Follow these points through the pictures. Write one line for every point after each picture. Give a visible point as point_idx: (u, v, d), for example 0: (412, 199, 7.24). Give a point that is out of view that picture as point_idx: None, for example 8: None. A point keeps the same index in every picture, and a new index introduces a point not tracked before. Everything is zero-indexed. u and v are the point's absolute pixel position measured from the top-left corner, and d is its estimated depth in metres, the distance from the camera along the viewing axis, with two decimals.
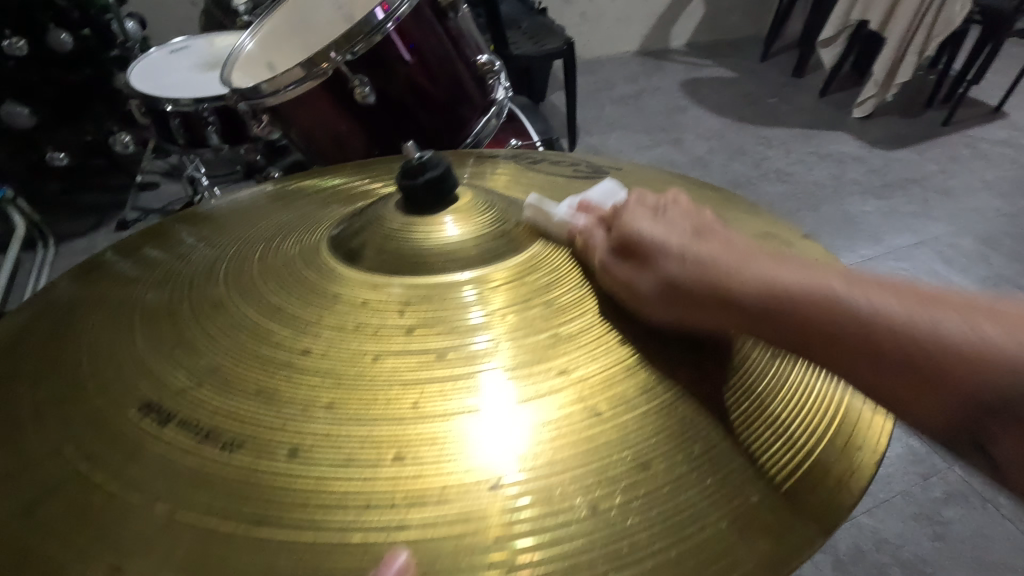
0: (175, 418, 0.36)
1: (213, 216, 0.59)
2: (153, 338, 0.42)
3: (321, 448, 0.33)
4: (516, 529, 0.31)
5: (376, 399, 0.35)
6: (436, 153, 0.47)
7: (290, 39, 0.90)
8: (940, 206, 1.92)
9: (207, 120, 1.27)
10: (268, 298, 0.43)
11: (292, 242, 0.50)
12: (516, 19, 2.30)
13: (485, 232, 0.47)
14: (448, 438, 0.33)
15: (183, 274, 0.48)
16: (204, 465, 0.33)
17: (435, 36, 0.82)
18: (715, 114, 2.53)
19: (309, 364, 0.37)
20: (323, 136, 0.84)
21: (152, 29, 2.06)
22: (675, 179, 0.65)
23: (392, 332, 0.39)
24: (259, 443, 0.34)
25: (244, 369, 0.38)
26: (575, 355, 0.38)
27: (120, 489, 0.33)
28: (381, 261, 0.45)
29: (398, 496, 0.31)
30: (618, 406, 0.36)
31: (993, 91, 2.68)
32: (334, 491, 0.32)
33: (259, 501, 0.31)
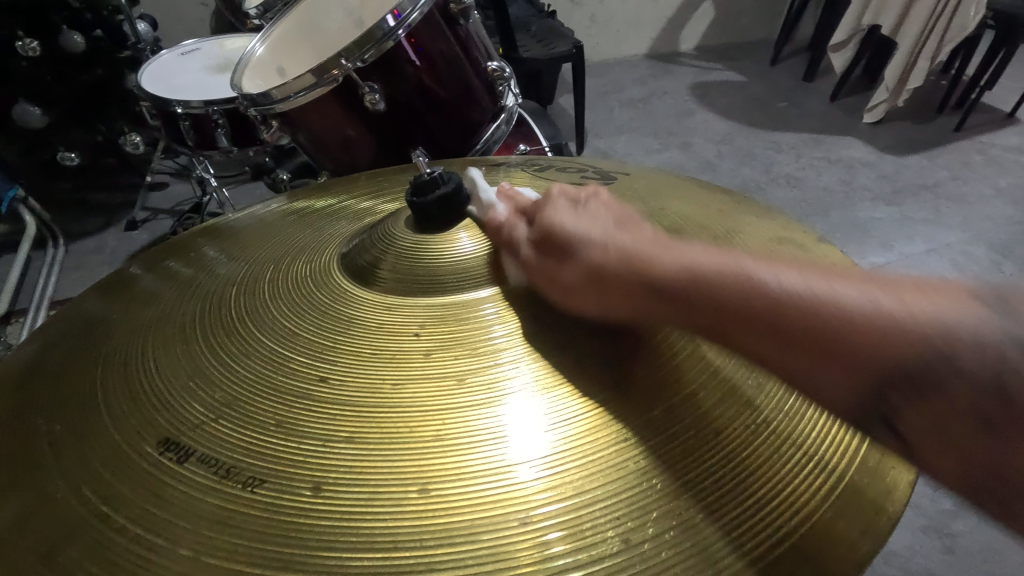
0: (194, 454, 0.35)
1: (232, 227, 0.60)
2: (167, 369, 0.41)
3: (344, 483, 0.33)
4: (565, 557, 0.31)
5: (398, 427, 0.35)
6: (448, 168, 0.47)
7: (300, 44, 0.90)
8: (952, 213, 1.90)
9: (217, 122, 1.27)
10: (282, 324, 0.42)
11: (306, 260, 0.49)
12: (526, 22, 2.30)
13: (499, 246, 0.46)
14: (473, 470, 0.33)
15: (198, 299, 0.48)
16: (226, 505, 0.33)
17: (446, 42, 0.81)
18: (724, 118, 2.52)
19: (327, 392, 0.37)
20: (334, 141, 0.84)
21: (163, 30, 2.07)
22: (688, 187, 0.64)
23: (410, 356, 0.39)
24: (278, 480, 0.33)
25: (262, 400, 0.37)
26: (596, 379, 0.37)
27: (142, 533, 0.33)
28: (396, 280, 0.45)
29: (427, 532, 0.31)
30: (644, 432, 0.35)
31: (1006, 96, 2.65)
32: (357, 525, 0.31)
33: (284, 540, 0.31)
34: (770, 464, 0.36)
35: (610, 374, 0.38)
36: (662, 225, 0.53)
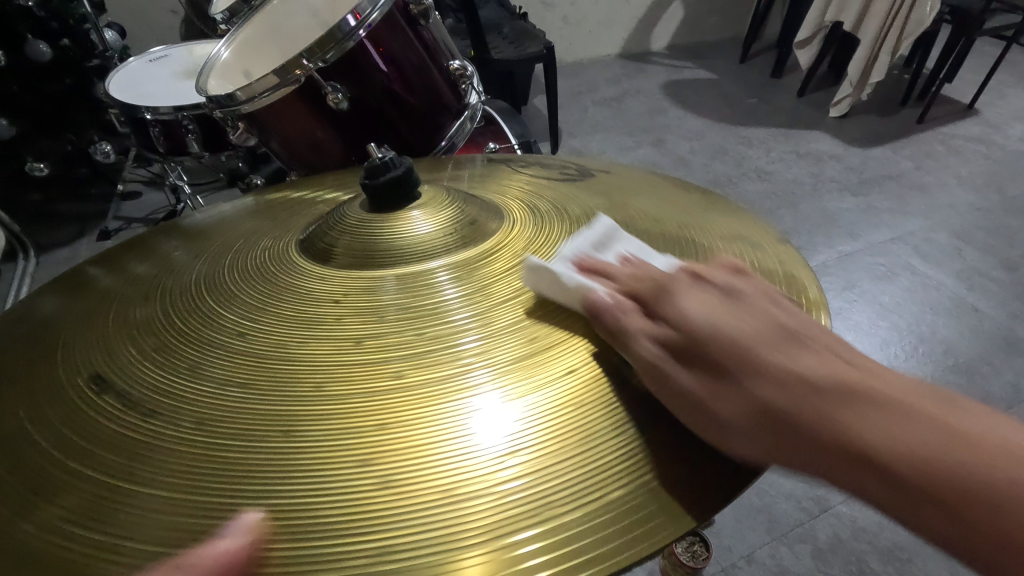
0: (139, 405, 0.38)
1: (198, 224, 0.62)
2: (128, 335, 0.44)
3: (265, 433, 0.35)
4: (467, 491, 0.32)
5: (324, 387, 0.37)
6: (400, 153, 0.49)
7: (263, 46, 0.91)
8: (916, 202, 1.97)
9: (187, 127, 1.27)
10: (237, 296, 0.45)
11: (263, 246, 0.51)
12: (497, 24, 2.32)
13: (448, 223, 0.49)
14: (387, 420, 0.35)
15: (165, 277, 0.50)
16: (160, 449, 0.35)
17: (407, 41, 0.83)
18: (695, 115, 2.57)
19: (267, 355, 0.39)
20: (303, 142, 0.85)
21: (133, 37, 2.06)
22: (658, 184, 0.66)
23: (343, 324, 0.41)
24: (210, 429, 0.36)
25: (209, 360, 0.40)
26: (520, 340, 0.40)
27: (86, 471, 0.35)
28: (348, 257, 0.47)
29: (332, 477, 0.33)
30: (575, 383, 0.37)
31: (966, 88, 2.74)
32: (269, 469, 0.33)
33: (207, 480, 0.33)
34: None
35: (536, 338, 0.40)
36: (620, 215, 0.56)
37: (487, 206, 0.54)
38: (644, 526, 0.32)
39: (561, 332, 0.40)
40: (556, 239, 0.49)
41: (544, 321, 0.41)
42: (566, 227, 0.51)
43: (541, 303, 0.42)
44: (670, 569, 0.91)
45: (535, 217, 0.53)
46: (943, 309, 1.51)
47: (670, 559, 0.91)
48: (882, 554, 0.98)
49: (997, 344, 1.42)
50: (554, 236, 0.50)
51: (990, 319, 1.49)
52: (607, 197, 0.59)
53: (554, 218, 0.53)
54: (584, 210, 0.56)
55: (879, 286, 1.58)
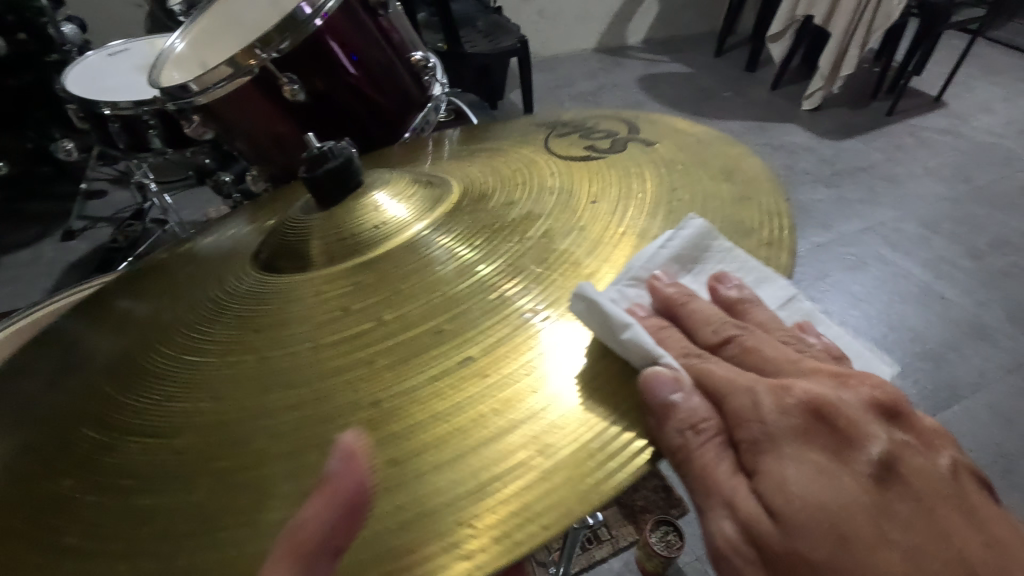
0: (119, 419, 0.40)
1: (175, 244, 0.63)
2: (110, 353, 0.46)
3: (221, 437, 0.36)
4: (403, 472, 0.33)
5: (278, 393, 0.38)
6: (338, 143, 0.48)
7: (219, 36, 0.88)
8: (885, 192, 2.00)
9: (149, 123, 1.24)
10: (208, 305, 0.47)
11: (225, 262, 0.52)
12: (471, 18, 2.30)
13: (401, 210, 0.50)
14: (332, 419, 0.36)
15: (144, 293, 0.52)
16: (132, 459, 0.37)
17: (365, 30, 0.82)
18: (671, 108, 2.58)
19: (228, 363, 0.41)
20: (265, 137, 0.83)
21: (94, 31, 2.00)
22: (688, 143, 0.58)
23: (307, 328, 0.42)
24: (191, 442, 0.37)
25: (178, 369, 0.42)
26: (465, 316, 0.41)
27: (72, 480, 0.37)
28: (320, 250, 0.48)
29: (276, 478, 0.33)
30: (523, 336, 0.39)
31: (934, 81, 2.79)
32: (243, 472, 0.34)
33: (169, 483, 0.35)
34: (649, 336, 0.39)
35: (482, 313, 0.41)
36: (603, 196, 0.51)
37: (438, 190, 0.54)
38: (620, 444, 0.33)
39: (509, 294, 0.42)
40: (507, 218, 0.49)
41: (488, 295, 0.42)
42: (515, 189, 0.53)
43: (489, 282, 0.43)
44: (647, 560, 0.92)
45: (488, 196, 0.52)
46: (911, 298, 1.54)
47: (645, 550, 0.92)
48: None
49: (963, 330, 1.45)
50: (503, 212, 0.50)
51: (957, 306, 1.52)
52: (600, 172, 0.54)
53: (505, 181, 0.54)
54: (563, 194, 0.51)
55: (851, 275, 1.61)
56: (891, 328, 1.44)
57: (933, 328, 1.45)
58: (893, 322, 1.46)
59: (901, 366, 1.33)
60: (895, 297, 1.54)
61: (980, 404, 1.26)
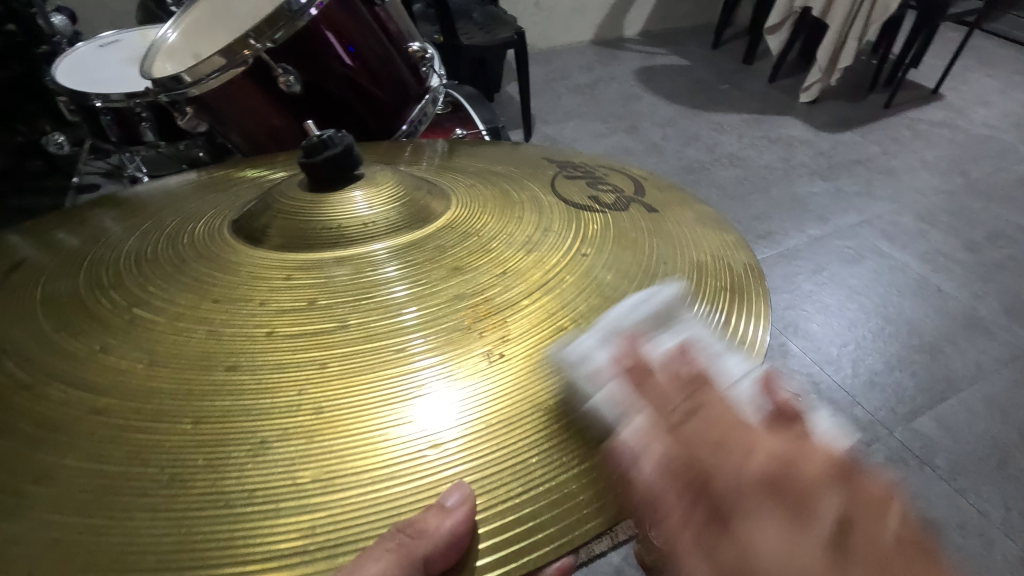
0: (41, 371, 0.37)
1: (138, 199, 0.59)
2: (52, 302, 0.42)
3: (147, 424, 0.33)
4: (345, 485, 0.31)
5: (217, 386, 0.35)
6: (339, 131, 0.47)
7: (211, 27, 0.87)
8: (882, 185, 2.00)
9: (141, 115, 1.22)
10: (162, 271, 0.43)
11: (195, 225, 0.49)
12: (468, 10, 2.28)
13: (392, 207, 0.47)
14: (271, 422, 0.33)
15: (100, 248, 0.48)
16: (45, 420, 0.34)
17: (364, 23, 0.81)
18: (668, 101, 2.57)
19: (169, 337, 0.38)
20: (258, 130, 0.82)
21: (85, 23, 1.97)
22: (688, 219, 0.55)
23: (260, 315, 0.39)
24: (111, 409, 0.34)
25: (117, 331, 0.39)
26: (456, 320, 0.39)
27: None
28: (281, 238, 0.45)
29: (197, 485, 0.31)
30: (481, 388, 0.35)
31: (931, 74, 2.79)
32: (154, 457, 0.32)
33: (77, 460, 0.32)
34: None
35: (480, 323, 0.39)
36: (592, 246, 0.47)
37: (433, 187, 0.52)
38: (553, 535, 0.31)
39: (477, 328, 0.38)
40: (504, 223, 0.48)
41: (475, 311, 0.39)
42: (509, 219, 0.48)
43: (487, 294, 0.41)
44: (645, 554, 0.92)
45: (484, 199, 0.52)
46: (908, 291, 1.54)
47: (644, 544, 0.91)
48: None
49: (960, 324, 1.45)
50: (501, 220, 0.48)
51: (953, 300, 1.52)
52: (593, 221, 0.50)
53: (492, 208, 0.50)
54: (554, 231, 0.48)
55: (848, 269, 1.60)
56: (889, 321, 1.43)
57: (930, 321, 1.45)
58: (891, 316, 1.45)
59: (899, 358, 1.33)
60: (893, 290, 1.54)
61: (976, 397, 1.25)
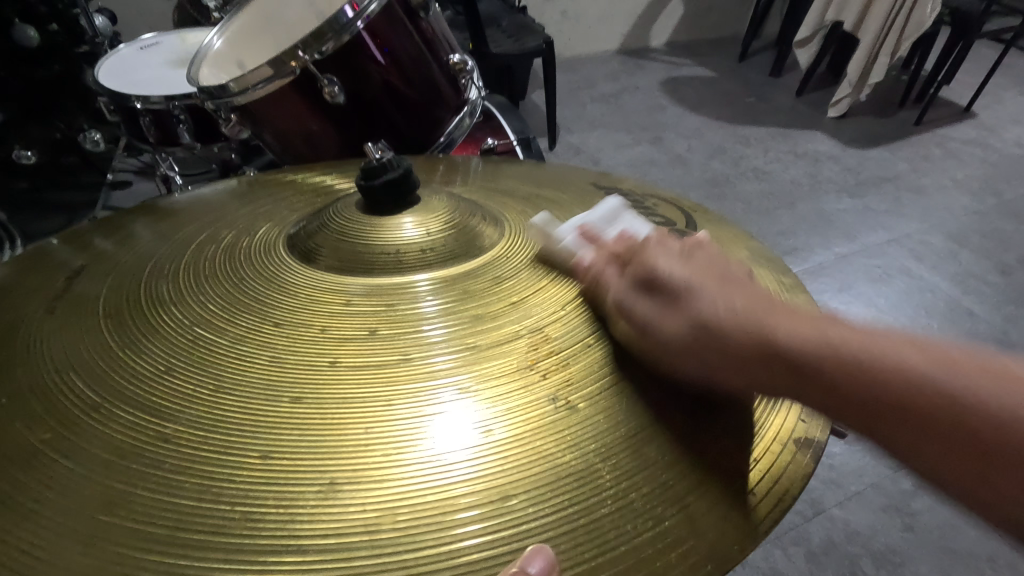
0: (107, 391, 0.37)
1: (181, 207, 0.60)
2: (113, 318, 0.43)
3: (215, 455, 0.34)
4: (417, 531, 0.31)
5: (280, 418, 0.35)
6: (398, 154, 0.47)
7: (256, 36, 0.88)
8: (912, 204, 1.96)
9: (179, 118, 1.25)
10: (220, 289, 0.44)
11: (251, 239, 0.50)
12: (496, 17, 2.29)
13: (445, 233, 0.47)
14: (338, 461, 0.33)
15: (153, 260, 0.49)
16: (116, 445, 0.34)
17: (407, 36, 0.82)
18: (694, 113, 2.56)
19: (232, 361, 0.38)
20: (297, 136, 0.83)
21: (124, 23, 2.02)
22: (744, 257, 0.55)
23: (322, 340, 0.39)
24: (178, 436, 0.34)
25: (179, 353, 0.39)
26: (522, 354, 0.39)
27: (61, 454, 0.34)
28: (339, 260, 0.46)
29: (267, 528, 0.31)
30: (547, 434, 0.35)
31: (963, 91, 2.74)
32: (223, 492, 0.32)
33: (149, 491, 0.32)
34: (685, 472, 0.36)
35: (545, 357, 0.39)
36: None
37: (484, 211, 0.53)
38: None
39: (539, 368, 0.38)
40: (560, 252, 0.48)
41: (535, 348, 0.39)
42: (563, 250, 0.49)
43: (543, 330, 0.40)
44: None
45: (533, 223, 0.52)
46: (937, 313, 1.51)
47: None
48: (877, 560, 0.98)
49: (990, 348, 1.41)
50: (558, 251, 0.48)
51: (984, 323, 1.49)
52: None
53: (545, 238, 0.50)
54: None
55: (876, 288, 1.57)
56: None
57: None
58: None
59: None
60: (920, 311, 1.51)
61: None
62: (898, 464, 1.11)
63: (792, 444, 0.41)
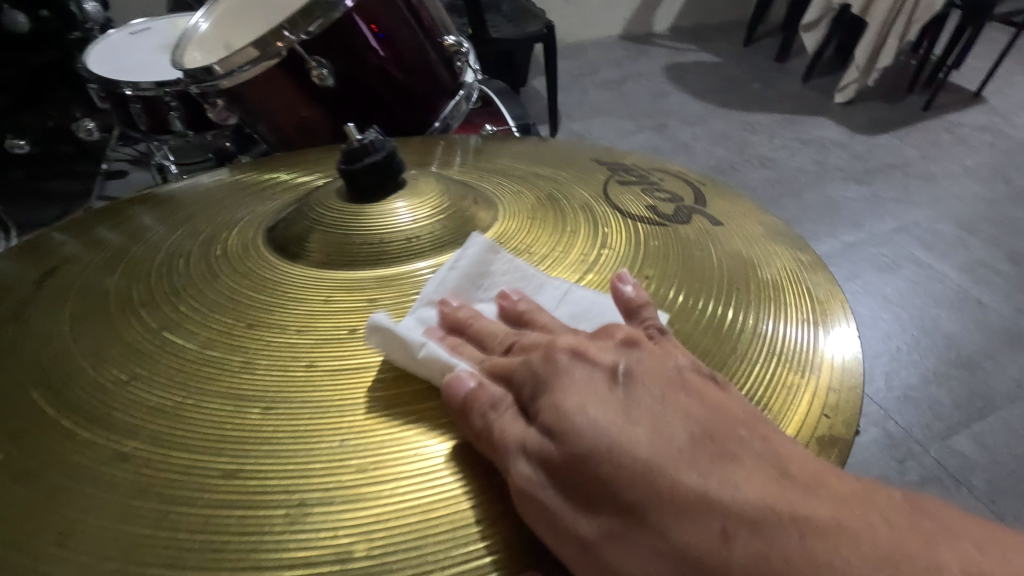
0: (68, 401, 0.35)
1: (167, 199, 0.57)
2: (81, 320, 0.40)
3: (177, 475, 0.31)
4: (396, 554, 0.29)
5: (249, 431, 0.33)
6: (382, 136, 0.44)
7: (244, 17, 0.85)
8: (921, 191, 1.92)
9: (170, 105, 1.22)
10: (194, 289, 0.41)
11: (233, 233, 0.47)
12: (496, 2, 2.24)
13: (435, 221, 0.45)
14: (310, 479, 0.31)
15: (129, 257, 0.47)
16: (73, 463, 0.32)
17: (399, 15, 0.78)
18: (698, 99, 2.51)
19: (201, 367, 0.36)
20: (288, 122, 0.80)
21: (117, 10, 1.98)
22: (757, 235, 0.52)
23: (300, 343, 0.37)
24: (138, 454, 0.32)
25: (145, 358, 0.37)
26: (515, 352, 0.36)
27: (18, 472, 0.32)
28: (322, 253, 0.43)
29: (232, 554, 0.29)
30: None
31: (973, 75, 2.68)
32: (182, 514, 0.30)
33: (107, 513, 0.30)
34: None
35: None
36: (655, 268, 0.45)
37: (480, 195, 0.50)
38: None
39: None
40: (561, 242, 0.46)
41: None
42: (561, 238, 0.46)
43: (536, 324, 0.37)
44: None
45: (532, 206, 0.50)
46: (947, 302, 1.48)
47: None
48: None
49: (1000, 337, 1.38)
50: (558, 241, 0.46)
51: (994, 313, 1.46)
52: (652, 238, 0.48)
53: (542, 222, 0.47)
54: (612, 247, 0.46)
55: (882, 277, 1.54)
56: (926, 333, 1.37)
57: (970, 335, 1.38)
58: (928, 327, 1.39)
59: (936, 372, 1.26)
60: (929, 300, 1.48)
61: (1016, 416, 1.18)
62: (906, 456, 1.09)
63: (825, 440, 0.36)
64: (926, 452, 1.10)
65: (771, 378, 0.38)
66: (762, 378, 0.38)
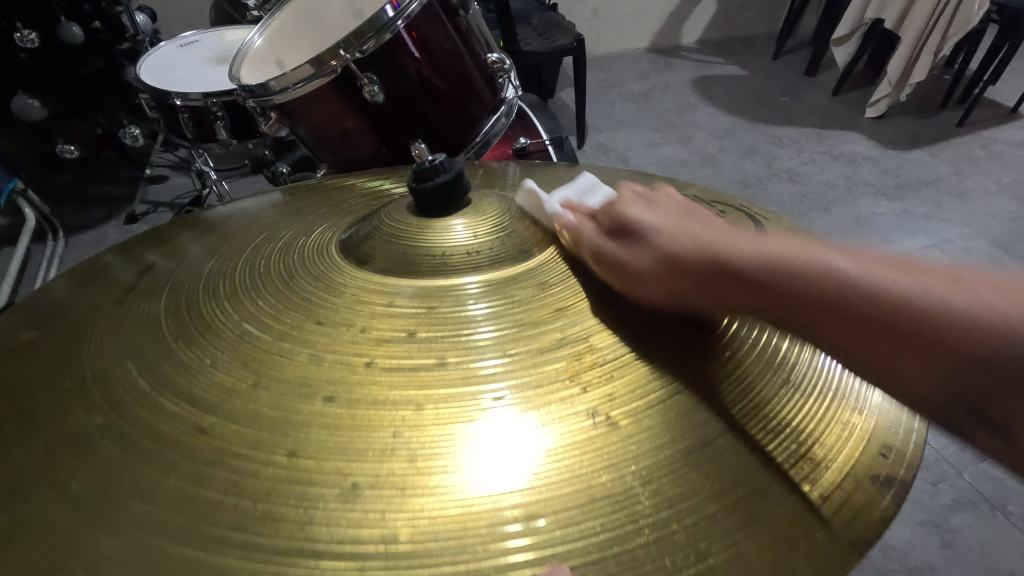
0: (157, 376, 0.38)
1: (244, 211, 0.61)
2: (170, 308, 0.44)
3: (245, 452, 0.34)
4: (442, 540, 0.31)
5: (308, 417, 0.35)
6: (450, 157, 0.48)
7: (298, 36, 0.89)
8: (954, 208, 1.89)
9: (217, 115, 1.27)
10: (265, 285, 0.44)
11: (304, 239, 0.50)
12: (527, 15, 2.28)
13: (494, 237, 0.47)
14: (362, 464, 0.33)
15: (211, 258, 0.50)
16: (157, 432, 0.35)
17: (446, 35, 0.82)
18: (725, 112, 2.51)
19: (271, 356, 0.39)
20: (335, 133, 0.83)
21: (163, 22, 2.06)
22: None
23: (361, 340, 0.39)
24: (214, 428, 0.35)
25: (224, 342, 0.40)
26: (568, 363, 0.38)
27: (112, 438, 0.35)
28: (385, 261, 0.45)
29: (288, 531, 0.31)
30: (582, 451, 0.34)
31: (1009, 91, 2.63)
32: (247, 488, 0.32)
33: (184, 481, 0.33)
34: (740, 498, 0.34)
35: (596, 372, 0.38)
36: None
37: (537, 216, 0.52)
38: None
39: (579, 380, 0.37)
40: None
41: (580, 361, 0.38)
42: None
43: (589, 340, 0.39)
44: None
45: None
46: None
47: None
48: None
49: None
50: None
51: None
52: None
53: None
54: None
55: None
56: None
57: None
58: None
59: None
60: None
61: None
62: (938, 479, 1.07)
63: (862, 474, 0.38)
64: (958, 475, 1.09)
65: (826, 413, 0.40)
66: (819, 415, 0.40)
